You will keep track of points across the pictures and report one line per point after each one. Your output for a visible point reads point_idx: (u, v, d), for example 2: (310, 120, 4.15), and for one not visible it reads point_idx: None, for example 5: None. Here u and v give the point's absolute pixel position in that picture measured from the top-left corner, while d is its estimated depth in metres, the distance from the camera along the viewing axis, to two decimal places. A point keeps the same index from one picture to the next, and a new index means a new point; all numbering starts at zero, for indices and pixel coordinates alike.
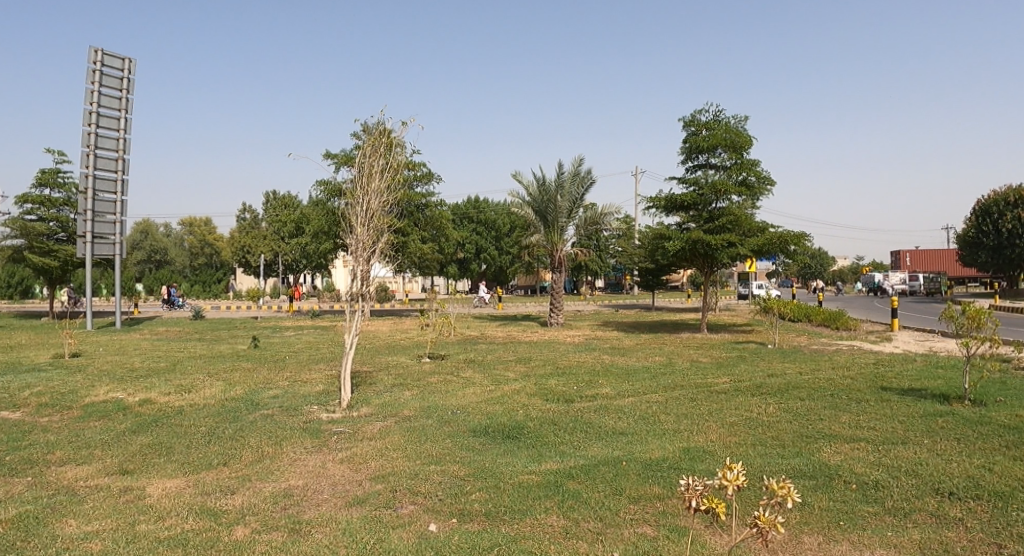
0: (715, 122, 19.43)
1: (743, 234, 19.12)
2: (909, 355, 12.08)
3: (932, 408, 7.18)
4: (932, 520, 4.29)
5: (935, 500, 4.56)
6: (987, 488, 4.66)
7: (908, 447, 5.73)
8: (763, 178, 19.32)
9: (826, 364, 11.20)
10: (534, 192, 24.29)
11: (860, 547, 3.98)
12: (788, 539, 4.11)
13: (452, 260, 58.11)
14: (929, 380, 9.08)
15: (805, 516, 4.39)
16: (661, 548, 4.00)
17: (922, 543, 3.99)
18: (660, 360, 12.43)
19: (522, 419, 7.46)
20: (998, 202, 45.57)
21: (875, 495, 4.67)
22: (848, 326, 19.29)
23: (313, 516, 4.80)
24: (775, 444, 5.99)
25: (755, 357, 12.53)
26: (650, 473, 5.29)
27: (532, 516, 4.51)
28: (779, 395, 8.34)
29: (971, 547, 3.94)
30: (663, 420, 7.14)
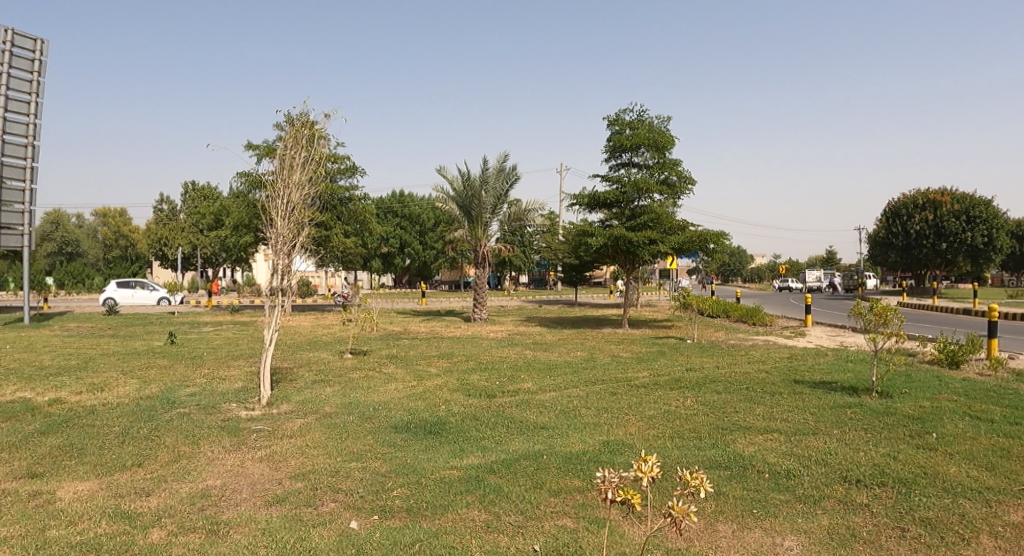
0: (638, 122, 19.71)
1: (663, 232, 19.35)
2: (821, 349, 12.53)
3: (842, 400, 7.47)
4: (839, 506, 4.45)
5: (843, 488, 4.74)
6: (892, 475, 4.87)
7: (817, 437, 5.94)
8: (684, 177, 19.74)
9: (743, 357, 11.55)
10: (459, 187, 24.07)
11: (772, 533, 4.11)
12: (704, 528, 4.19)
13: (376, 255, 57.57)
14: (838, 373, 9.46)
15: (720, 505, 4.49)
16: (580, 539, 4.03)
17: (830, 528, 4.15)
18: (582, 354, 12.63)
19: (444, 414, 7.43)
20: (908, 205, 47.37)
21: (787, 484, 4.83)
22: (764, 322, 19.92)
23: (231, 516, 4.67)
24: (692, 436, 6.13)
25: (674, 351, 12.80)
26: (571, 466, 5.34)
27: (454, 511, 4.49)
28: (696, 388, 8.55)
29: (875, 531, 4.11)
30: (583, 414, 7.22)
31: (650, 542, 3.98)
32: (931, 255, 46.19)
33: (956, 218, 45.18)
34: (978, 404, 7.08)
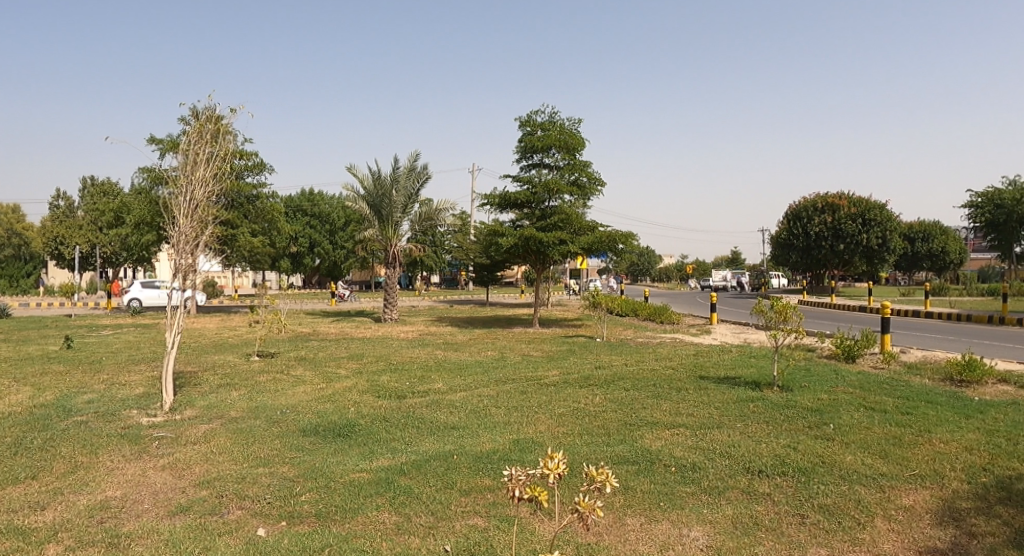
0: (550, 124, 19.84)
1: (574, 232, 19.54)
2: (726, 346, 12.96)
3: (745, 394, 7.74)
4: (743, 496, 4.61)
5: (746, 478, 4.90)
6: (792, 465, 5.07)
7: (722, 431, 6.13)
8: (594, 179, 20.05)
9: (651, 354, 11.83)
10: (369, 186, 23.77)
11: (679, 524, 4.22)
12: (613, 522, 4.28)
13: (284, 254, 56.49)
14: (742, 368, 9.81)
15: (629, 499, 4.58)
16: (491, 538, 4.05)
17: (734, 518, 4.29)
18: (493, 353, 12.71)
19: (353, 416, 7.36)
20: (808, 208, 48.21)
21: (692, 476, 4.97)
22: (672, 320, 20.39)
23: (133, 528, 4.49)
24: (601, 433, 6.24)
25: (584, 349, 13.00)
26: (482, 465, 5.36)
27: (364, 514, 4.45)
28: (605, 385, 8.72)
29: (777, 518, 4.28)
30: (493, 413, 7.25)
31: (560, 538, 4.03)
32: (830, 256, 46.93)
33: (853, 221, 46.21)
34: (872, 396, 7.47)
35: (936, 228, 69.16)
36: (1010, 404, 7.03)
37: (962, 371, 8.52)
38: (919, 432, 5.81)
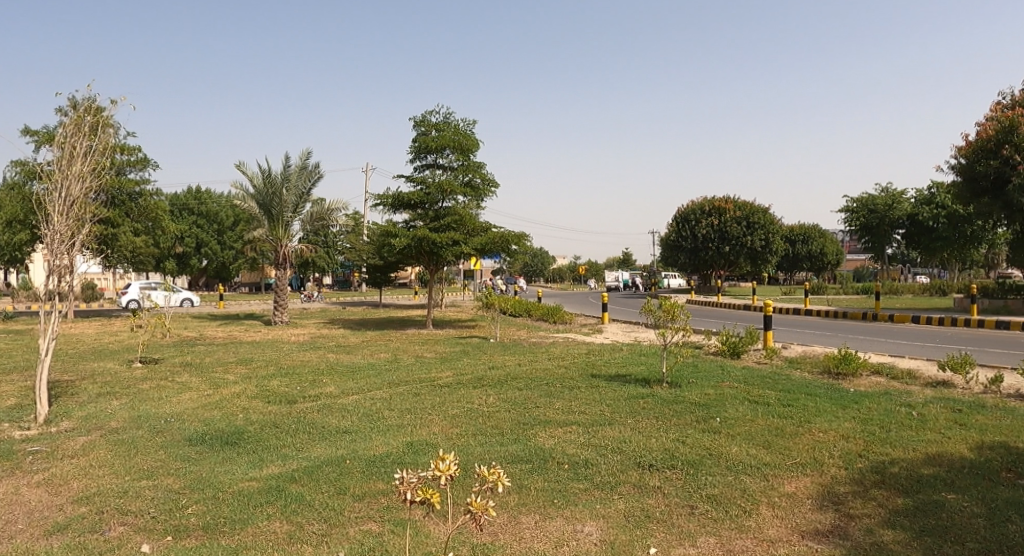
0: (444, 124, 19.53)
1: (467, 233, 19.10)
2: (617, 345, 13.23)
3: (636, 391, 7.94)
4: (634, 490, 4.74)
5: (638, 473, 5.04)
6: (681, 458, 5.26)
7: (613, 427, 6.28)
8: (488, 180, 19.87)
9: (544, 354, 11.98)
10: (259, 184, 23.06)
11: (573, 520, 4.32)
12: (507, 521, 4.35)
13: (169, 255, 52.93)
14: (632, 365, 10.08)
15: (524, 497, 4.66)
16: (385, 542, 4.06)
17: (626, 511, 4.42)
18: (386, 356, 12.59)
19: (242, 423, 7.22)
20: (696, 211, 49.34)
21: (585, 472, 5.08)
22: (563, 321, 20.70)
23: (6, 550, 4.26)
24: (494, 433, 6.30)
25: (477, 350, 13.03)
26: (375, 468, 5.35)
27: (254, 524, 4.38)
28: (499, 386, 8.80)
29: (667, 510, 4.42)
30: (385, 416, 7.23)
31: (454, 539, 4.09)
32: (716, 257, 48.11)
33: (738, 223, 47.64)
34: (756, 389, 7.84)
35: (815, 231, 74.13)
36: (881, 393, 7.55)
37: (838, 363, 9.01)
38: (801, 423, 6.14)
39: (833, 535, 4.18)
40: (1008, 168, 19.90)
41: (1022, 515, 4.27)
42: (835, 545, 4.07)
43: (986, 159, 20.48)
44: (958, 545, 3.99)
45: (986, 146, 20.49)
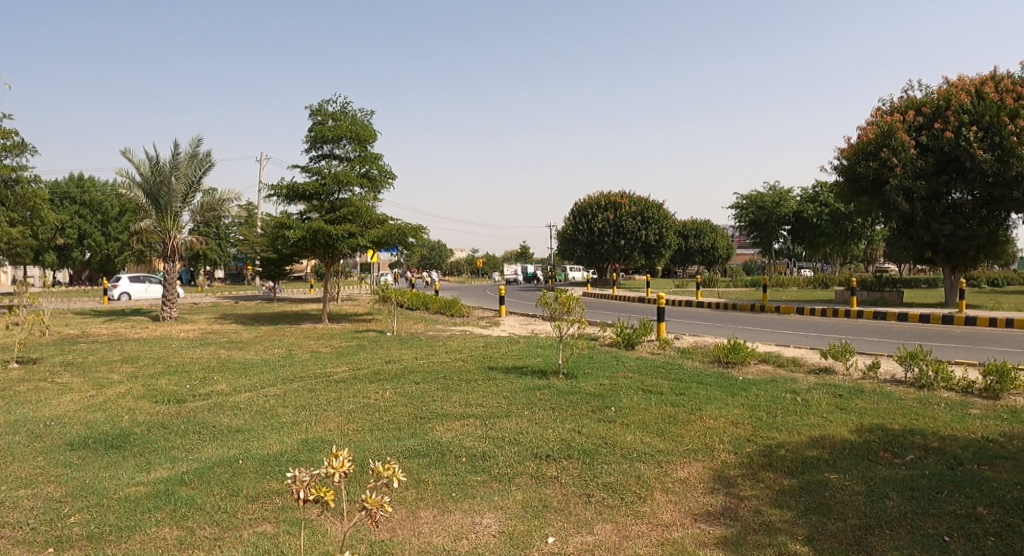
0: (341, 114, 19.03)
1: (364, 226, 18.89)
2: (514, 337, 13.34)
3: (532, 383, 8.04)
4: (531, 481, 4.99)
5: (535, 463, 5.28)
6: (577, 448, 5.53)
7: (510, 419, 6.42)
8: (386, 171, 19.60)
9: (442, 347, 11.98)
10: (147, 172, 22.10)
11: (472, 513, 4.56)
12: (406, 516, 4.57)
13: (49, 247, 50.74)
14: (530, 357, 10.22)
15: (422, 492, 4.87)
16: (280, 543, 4.20)
17: (523, 502, 4.68)
18: (280, 351, 12.33)
19: (129, 425, 7.04)
20: (593, 205, 50.37)
21: (482, 465, 5.29)
22: (461, 313, 20.14)
23: None
24: (391, 426, 6.37)
25: (374, 344, 12.91)
26: (268, 468, 5.46)
27: (142, 531, 4.42)
28: (395, 380, 8.80)
29: (564, 499, 4.70)
30: (280, 413, 7.21)
31: (353, 537, 4.26)
32: (612, 250, 49.37)
33: (633, 218, 48.99)
34: (650, 379, 8.18)
35: (705, 228, 81.32)
36: (769, 381, 8.09)
37: (728, 353, 9.45)
38: (692, 410, 6.56)
39: (724, 517, 4.56)
40: (886, 169, 21.79)
41: (895, 491, 4.87)
42: (725, 525, 4.45)
43: (866, 161, 22.32)
44: (839, 522, 4.50)
45: (867, 149, 22.38)
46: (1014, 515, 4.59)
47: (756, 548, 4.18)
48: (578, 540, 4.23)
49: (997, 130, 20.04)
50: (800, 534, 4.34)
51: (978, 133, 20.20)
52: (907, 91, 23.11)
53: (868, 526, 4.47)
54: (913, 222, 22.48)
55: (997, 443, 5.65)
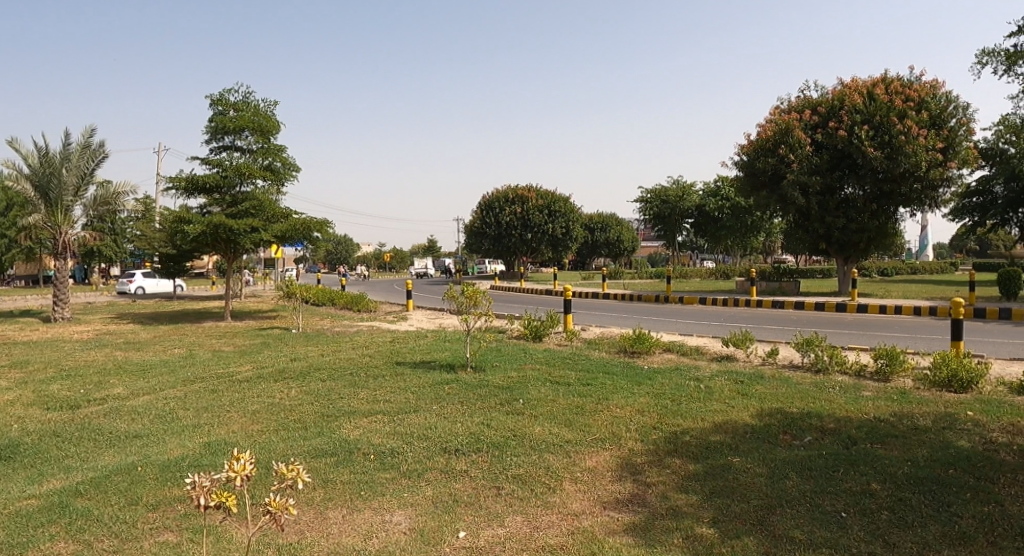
0: (242, 104, 18.71)
1: (267, 220, 18.57)
2: (421, 331, 13.43)
3: (440, 377, 8.26)
4: (442, 476, 5.31)
5: (445, 458, 5.61)
6: (487, 441, 5.89)
7: (420, 414, 6.77)
8: (289, 163, 19.38)
9: (348, 343, 11.92)
10: (35, 164, 21.09)
11: (383, 511, 4.82)
12: (316, 518, 4.80)
13: None
14: (437, 351, 10.34)
15: (330, 492, 5.15)
16: (184, 550, 4.32)
17: (434, 497, 4.97)
18: (180, 351, 11.98)
19: (18, 435, 6.90)
20: (501, 198, 50.47)
21: (392, 461, 5.61)
22: (369, 308, 20.19)
23: None
24: (298, 426, 6.63)
25: (279, 341, 12.70)
26: (169, 474, 5.59)
27: (36, 547, 4.43)
28: (302, 377, 8.79)
29: (474, 493, 5.00)
30: (182, 416, 7.25)
31: (257, 543, 4.45)
32: (519, 243, 49.80)
33: (540, 211, 49.68)
34: (558, 371, 8.53)
35: (611, 221, 83.65)
36: (673, 369, 8.62)
37: (634, 343, 9.94)
38: (600, 400, 7.02)
39: (633, 503, 4.79)
40: (783, 165, 22.74)
41: (795, 472, 5.17)
42: (634, 511, 4.66)
43: (765, 157, 23.20)
44: (742, 503, 4.72)
45: (765, 146, 23.21)
46: (905, 489, 4.95)
47: (664, 532, 4.38)
48: (489, 533, 4.46)
49: (887, 130, 21.33)
50: (705, 516, 4.54)
51: (870, 132, 21.38)
52: (803, 91, 24.13)
53: (770, 506, 4.69)
54: (808, 216, 23.59)
55: (888, 421, 6.26)
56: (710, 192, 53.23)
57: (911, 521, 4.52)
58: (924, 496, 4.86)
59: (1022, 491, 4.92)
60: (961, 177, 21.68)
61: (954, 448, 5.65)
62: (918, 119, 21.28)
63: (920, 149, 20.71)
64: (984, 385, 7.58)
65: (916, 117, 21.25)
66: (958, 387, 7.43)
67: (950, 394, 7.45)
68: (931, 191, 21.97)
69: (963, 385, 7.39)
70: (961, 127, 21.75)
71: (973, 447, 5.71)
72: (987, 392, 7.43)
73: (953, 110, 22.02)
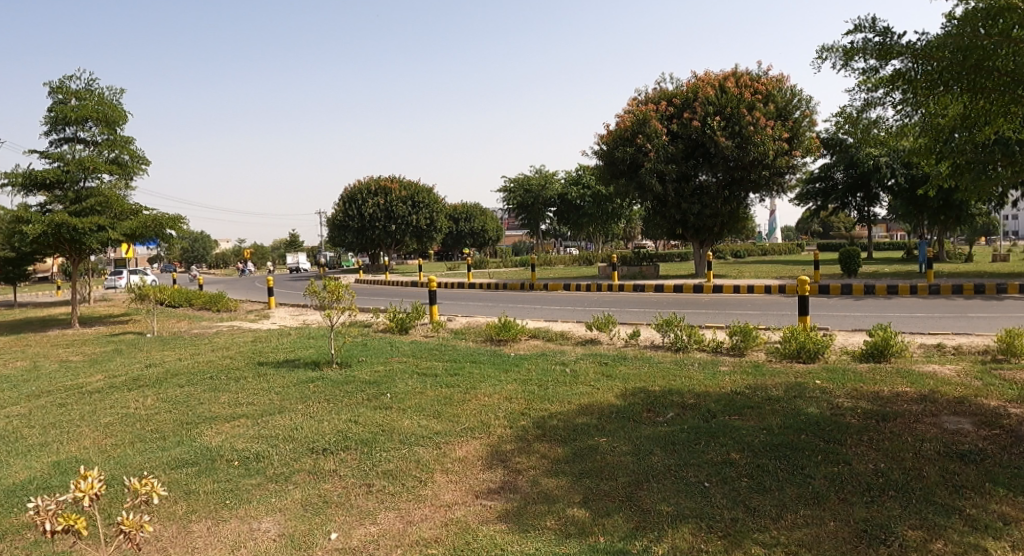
0: (85, 92, 17.38)
1: (115, 217, 17.41)
2: (284, 330, 12.97)
3: (305, 375, 8.03)
4: (310, 477, 5.15)
5: (312, 459, 5.46)
6: (354, 438, 5.79)
7: (283, 415, 6.55)
8: (138, 156, 18.22)
9: (207, 345, 11.32)
10: None
11: (249, 519, 4.61)
12: (178, 532, 4.51)
13: None
14: (301, 349, 10.03)
15: (193, 504, 4.87)
16: None
17: (303, 500, 4.81)
18: (19, 365, 10.89)
19: None
20: (362, 190, 49.75)
21: (256, 466, 5.40)
22: (229, 307, 19.30)
23: None
24: (156, 437, 6.23)
25: (132, 347, 11.84)
26: (12, 500, 5.09)
27: None
28: (159, 384, 8.26)
29: (344, 493, 4.88)
30: (27, 435, 6.61)
31: None
32: (382, 235, 49.38)
33: (403, 203, 49.59)
34: (424, 362, 8.53)
35: (475, 210, 84.86)
36: (539, 355, 8.84)
37: (499, 332, 10.09)
38: (467, 390, 7.05)
39: (505, 490, 4.83)
40: (640, 154, 23.75)
41: (659, 447, 5.40)
42: (505, 499, 4.69)
43: (623, 146, 24.20)
44: (611, 481, 4.88)
45: (624, 135, 24.19)
46: (762, 456, 5.28)
47: (536, 516, 4.43)
48: (362, 532, 4.35)
49: (737, 121, 22.76)
50: (575, 498, 4.64)
51: (721, 123, 22.73)
52: (658, 84, 25.24)
53: (637, 482, 4.86)
54: (665, 203, 24.73)
55: (744, 394, 6.66)
56: (572, 180, 55.81)
57: (770, 485, 4.82)
58: (778, 461, 5.21)
59: (866, 450, 5.39)
60: (805, 165, 23.54)
61: (804, 414, 6.11)
62: (765, 110, 22.83)
63: (767, 139, 22.25)
64: (829, 354, 8.26)
65: (763, 109, 22.79)
66: (806, 357, 8.06)
67: (799, 364, 8.06)
68: (778, 177, 23.72)
69: (811, 355, 8.02)
70: (804, 118, 23.56)
71: (822, 412, 6.18)
72: (831, 360, 8.11)
73: (798, 103, 23.74)
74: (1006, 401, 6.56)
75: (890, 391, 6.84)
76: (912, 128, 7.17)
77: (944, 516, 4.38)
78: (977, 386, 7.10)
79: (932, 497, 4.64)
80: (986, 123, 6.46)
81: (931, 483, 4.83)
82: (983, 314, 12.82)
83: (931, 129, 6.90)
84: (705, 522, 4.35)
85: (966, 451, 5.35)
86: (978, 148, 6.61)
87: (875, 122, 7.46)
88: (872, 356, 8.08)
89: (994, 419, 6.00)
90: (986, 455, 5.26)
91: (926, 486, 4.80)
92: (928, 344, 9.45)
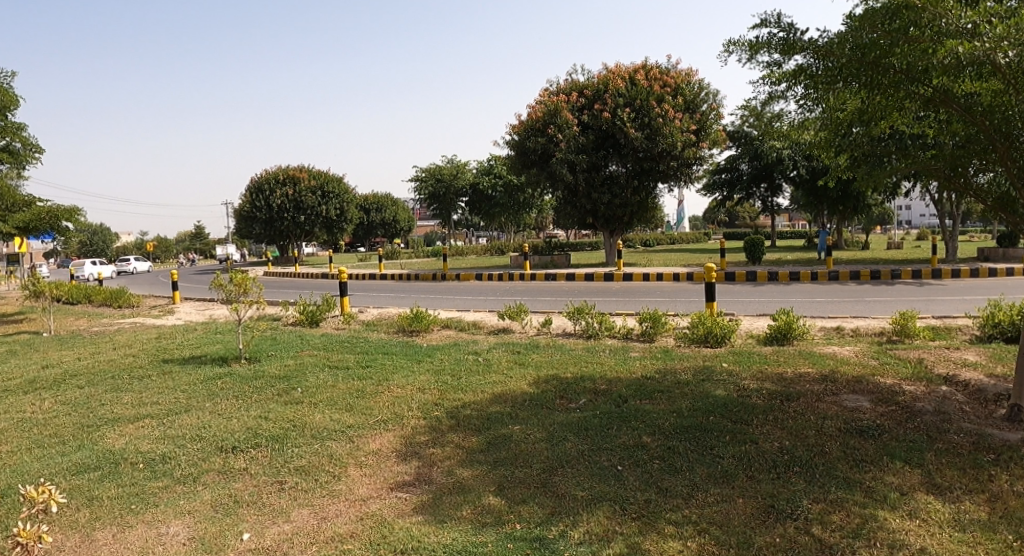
0: None
1: (5, 209, 16.30)
2: (189, 325, 12.49)
3: (212, 372, 7.80)
4: (219, 477, 5.02)
5: (222, 458, 5.33)
6: (265, 435, 5.67)
7: (189, 414, 6.33)
8: (30, 143, 17.12)
9: (107, 344, 10.76)
10: None
11: (157, 524, 4.45)
12: (81, 541, 4.31)
13: None
14: (209, 345, 9.70)
15: (96, 511, 4.65)
16: None
17: (213, 501, 4.68)
18: None
19: None
20: (270, 180, 48.24)
21: (163, 469, 5.21)
22: (131, 303, 18.40)
23: None
24: (53, 442, 5.92)
25: (25, 348, 11.12)
26: None
27: None
28: (56, 386, 7.82)
29: (257, 492, 4.78)
30: None
31: None
32: (292, 226, 48.27)
33: (312, 193, 48.62)
34: (335, 355, 8.42)
35: (388, 201, 83.92)
36: (451, 345, 8.88)
37: (411, 323, 10.05)
38: (381, 382, 7.01)
39: (420, 482, 4.85)
40: (551, 144, 24.12)
41: (574, 434, 5.54)
42: (422, 490, 4.71)
43: (535, 136, 24.45)
44: (526, 468, 4.97)
45: (535, 125, 24.48)
46: (672, 439, 5.49)
47: (453, 507, 4.47)
48: (275, 531, 4.28)
49: (646, 113, 23.37)
50: (491, 487, 4.70)
51: (631, 115, 23.31)
52: (571, 75, 25.55)
53: (552, 468, 4.98)
54: (576, 192, 25.19)
55: (654, 379, 6.90)
56: (484, 170, 56.07)
57: (680, 466, 5.03)
58: (688, 443, 5.43)
59: (771, 429, 5.68)
60: (711, 156, 24.40)
61: (712, 397, 6.38)
62: (673, 103, 23.56)
63: (675, 131, 22.98)
64: (735, 339, 8.65)
65: (672, 102, 23.49)
66: (714, 342, 8.41)
67: (707, 349, 8.41)
68: (686, 168, 24.55)
69: (718, 340, 8.39)
70: (711, 111, 24.40)
71: (729, 395, 6.47)
72: (736, 344, 8.50)
73: (705, 96, 24.56)
74: (899, 379, 7.04)
75: (793, 373, 7.23)
76: (812, 122, 7.52)
77: (846, 489, 4.68)
78: (873, 366, 7.61)
79: (834, 471, 4.94)
80: (880, 117, 6.86)
81: (832, 459, 5.15)
82: (876, 297, 13.73)
83: (831, 123, 7.26)
84: (619, 505, 4.49)
85: (865, 427, 5.72)
86: (872, 140, 6.99)
87: (778, 116, 7.80)
88: (775, 340, 8.52)
89: (889, 397, 6.43)
90: (883, 430, 5.64)
91: (828, 461, 5.11)
92: (828, 327, 10.02)
